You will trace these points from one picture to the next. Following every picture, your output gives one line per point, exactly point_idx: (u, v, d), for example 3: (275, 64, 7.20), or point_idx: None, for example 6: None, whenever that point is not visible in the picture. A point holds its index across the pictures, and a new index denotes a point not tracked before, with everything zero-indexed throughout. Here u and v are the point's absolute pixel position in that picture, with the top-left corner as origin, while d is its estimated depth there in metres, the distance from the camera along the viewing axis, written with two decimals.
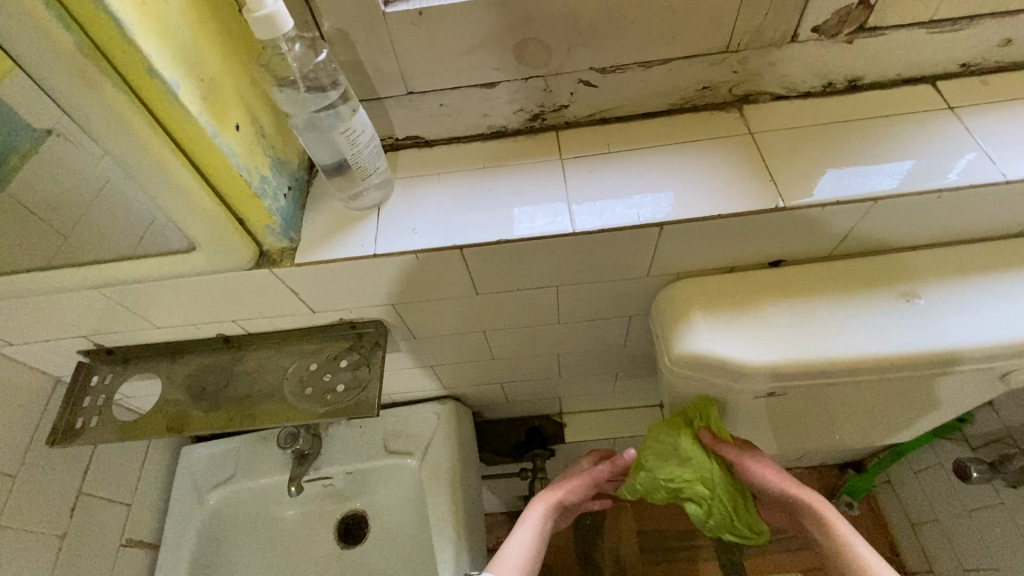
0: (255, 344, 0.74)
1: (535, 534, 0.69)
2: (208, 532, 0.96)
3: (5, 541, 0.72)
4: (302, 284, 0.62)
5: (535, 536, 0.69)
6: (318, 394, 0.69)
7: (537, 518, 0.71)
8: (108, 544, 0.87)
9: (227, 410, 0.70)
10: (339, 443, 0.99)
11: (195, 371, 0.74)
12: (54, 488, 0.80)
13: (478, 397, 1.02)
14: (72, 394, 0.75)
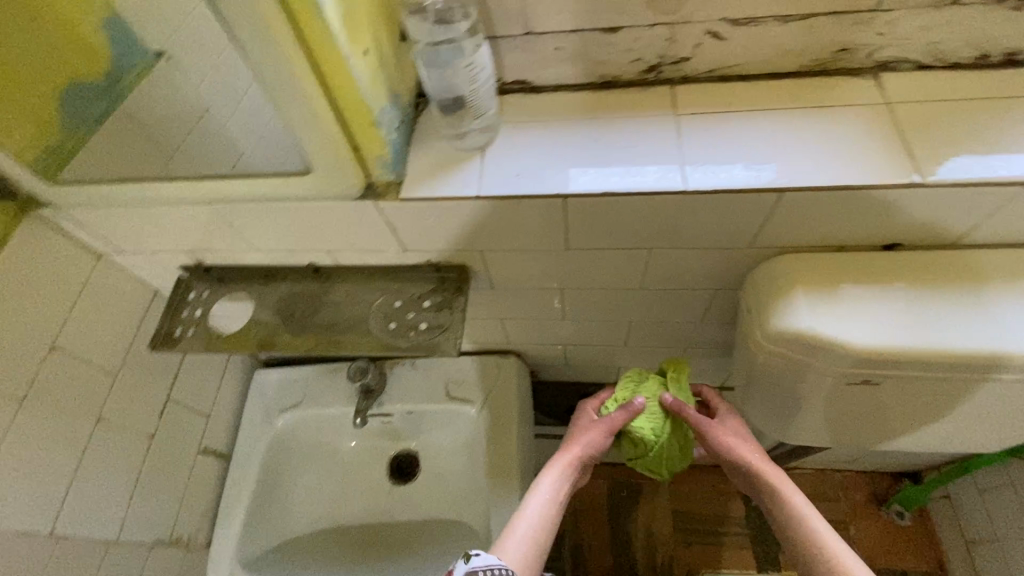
0: (343, 277, 0.77)
1: (547, 505, 0.68)
2: (276, 448, 1.03)
3: (107, 431, 0.79)
4: (400, 219, 0.63)
5: (546, 504, 0.68)
6: (402, 331, 0.72)
7: (548, 486, 0.70)
8: (189, 448, 0.94)
9: (315, 335, 0.73)
10: (402, 383, 1.03)
11: (285, 296, 0.77)
12: (148, 390, 0.85)
13: (539, 357, 1.03)
14: (172, 304, 0.80)
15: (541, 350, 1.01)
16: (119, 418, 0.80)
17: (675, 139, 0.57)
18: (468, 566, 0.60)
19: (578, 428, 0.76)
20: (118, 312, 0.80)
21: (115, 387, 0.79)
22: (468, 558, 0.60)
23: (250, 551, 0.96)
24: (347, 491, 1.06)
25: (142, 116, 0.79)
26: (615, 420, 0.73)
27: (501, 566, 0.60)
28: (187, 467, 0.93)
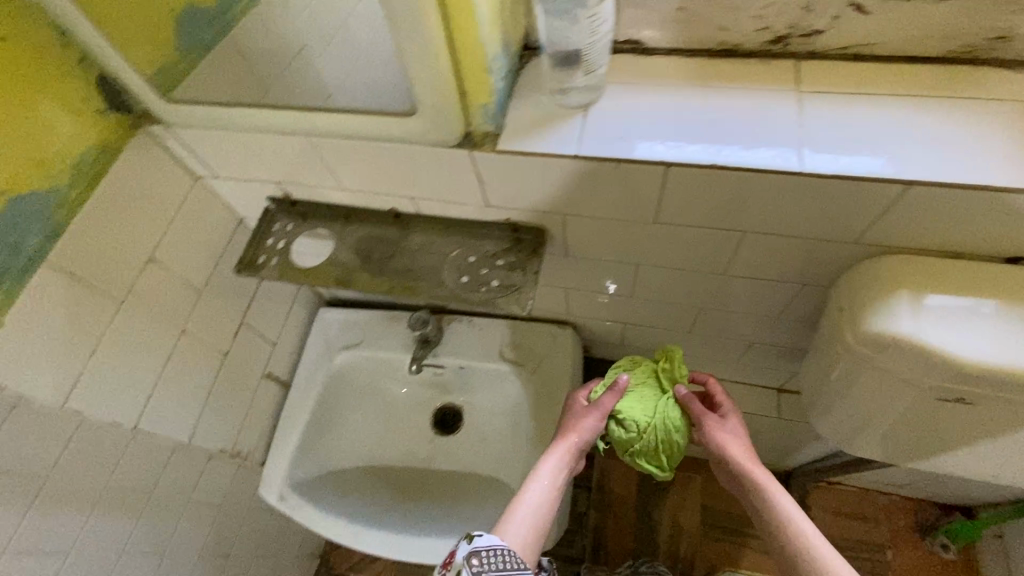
0: (421, 226, 0.78)
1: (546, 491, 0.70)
2: (332, 383, 1.08)
3: (189, 342, 0.83)
4: (491, 172, 0.62)
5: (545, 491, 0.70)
6: (475, 285, 0.72)
7: (545, 473, 0.71)
8: (255, 371, 0.99)
9: (390, 278, 0.75)
10: (458, 338, 1.05)
11: (364, 237, 0.79)
12: (226, 311, 0.90)
13: (596, 333, 1.02)
14: (257, 233, 0.83)
15: (599, 327, 0.99)
16: (200, 334, 0.85)
17: (795, 114, 0.55)
18: (470, 546, 0.64)
19: (570, 415, 0.76)
20: (208, 235, 0.84)
21: (199, 305, 0.84)
22: (471, 539, 0.64)
23: (301, 476, 1.01)
24: (393, 435, 1.11)
25: (247, 45, 0.81)
26: (606, 405, 0.73)
27: (502, 547, 0.63)
28: (252, 390, 0.99)
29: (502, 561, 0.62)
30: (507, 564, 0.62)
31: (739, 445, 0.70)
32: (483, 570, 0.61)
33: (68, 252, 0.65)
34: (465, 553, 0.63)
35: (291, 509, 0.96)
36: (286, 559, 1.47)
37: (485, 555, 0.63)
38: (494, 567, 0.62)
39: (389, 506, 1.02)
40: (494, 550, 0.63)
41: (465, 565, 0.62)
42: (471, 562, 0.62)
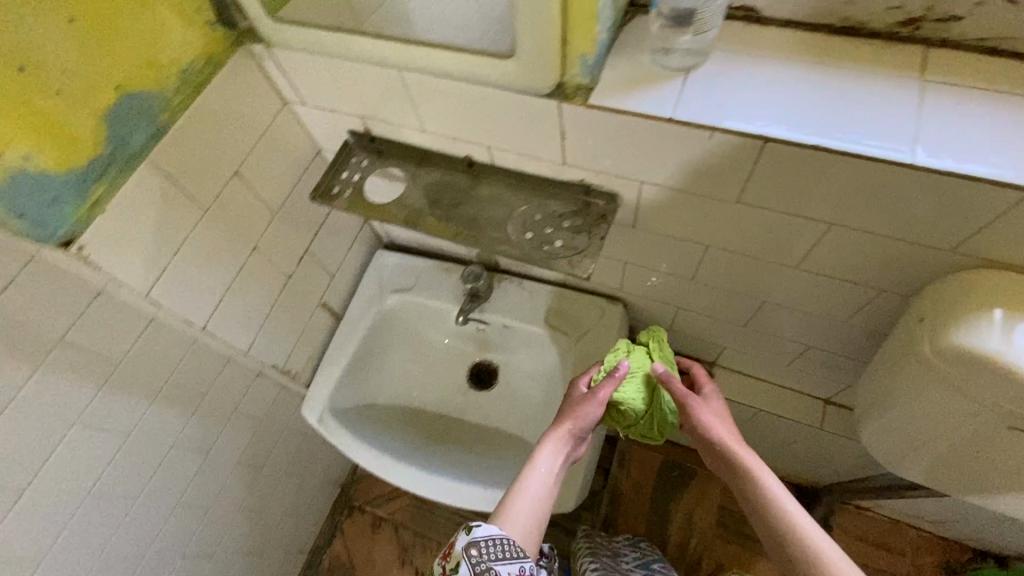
0: (491, 178, 0.78)
1: (546, 482, 0.77)
2: (380, 322, 1.11)
3: (258, 260, 0.87)
4: (577, 129, 0.62)
5: (544, 482, 0.77)
6: (538, 244, 0.72)
7: (544, 464, 0.78)
8: (311, 299, 1.03)
9: (455, 225, 0.76)
10: (506, 298, 1.05)
11: (435, 181, 0.80)
12: (294, 236, 0.93)
13: (644, 314, 1.01)
14: (333, 165, 0.86)
15: (648, 308, 0.98)
16: (269, 253, 0.88)
17: (914, 104, 0.52)
18: (469, 536, 0.69)
19: (567, 406, 0.83)
20: (286, 160, 0.87)
21: (271, 226, 0.87)
22: (470, 531, 0.69)
23: (341, 405, 1.06)
24: (429, 382, 1.14)
25: None
26: (603, 395, 0.80)
27: (501, 538, 0.69)
28: (307, 316, 1.03)
29: (500, 550, 0.68)
30: (505, 554, 0.68)
31: (723, 426, 0.76)
32: (484, 560, 0.67)
33: (166, 152, 0.68)
34: (464, 544, 0.68)
35: (328, 433, 1.00)
36: (310, 483, 1.56)
37: (483, 546, 0.68)
38: (493, 557, 0.67)
39: (419, 447, 1.06)
40: (493, 540, 0.68)
41: (465, 556, 0.67)
42: (471, 554, 0.67)
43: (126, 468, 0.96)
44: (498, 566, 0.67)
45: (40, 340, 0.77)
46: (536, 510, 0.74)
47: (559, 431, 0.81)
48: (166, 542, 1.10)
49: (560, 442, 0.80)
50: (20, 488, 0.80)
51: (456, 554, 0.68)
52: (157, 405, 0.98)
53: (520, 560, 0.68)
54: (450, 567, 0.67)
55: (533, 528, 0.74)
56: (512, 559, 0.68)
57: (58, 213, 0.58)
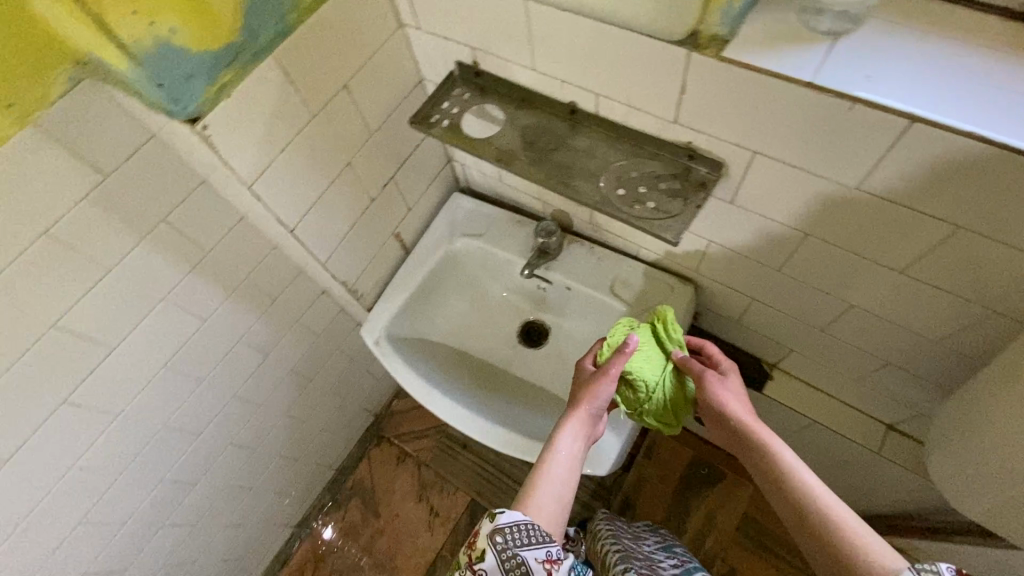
0: (592, 128, 0.76)
1: (565, 463, 0.77)
2: (445, 263, 1.13)
3: (349, 177, 0.89)
4: (701, 85, 0.59)
5: (564, 462, 0.77)
6: (629, 202, 0.70)
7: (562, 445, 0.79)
8: (386, 228, 1.05)
9: (548, 169, 0.75)
10: (574, 259, 1.02)
11: (534, 123, 0.78)
12: (384, 162, 0.95)
13: (712, 302, 0.98)
14: (434, 94, 0.84)
15: (719, 296, 0.94)
16: (359, 173, 0.90)
17: None
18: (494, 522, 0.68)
19: (580, 386, 0.84)
20: (390, 83, 0.87)
21: (365, 146, 0.89)
22: (495, 519, 0.69)
23: (397, 333, 1.09)
24: (482, 329, 1.16)
25: None
26: (614, 373, 0.80)
27: (525, 523, 0.68)
28: (380, 244, 1.05)
29: (525, 535, 0.67)
30: (531, 539, 0.67)
31: (738, 401, 0.76)
32: (510, 547, 0.66)
33: (289, 52, 0.70)
34: (489, 531, 0.68)
35: (382, 355, 1.04)
36: (348, 407, 1.64)
37: (508, 533, 0.67)
38: (518, 543, 0.67)
39: (463, 388, 1.08)
40: (517, 527, 0.68)
41: (490, 542, 0.67)
42: (498, 541, 0.67)
43: (199, 352, 1.02)
44: (523, 552, 0.66)
45: (148, 215, 0.82)
46: (558, 492, 0.74)
47: (575, 412, 0.81)
48: (220, 429, 1.18)
49: (576, 422, 0.80)
50: (112, 347, 0.87)
51: (482, 541, 0.68)
52: (233, 301, 1.03)
53: (547, 544, 0.67)
54: (477, 558, 0.67)
55: (559, 509, 0.73)
56: (537, 544, 0.67)
57: (191, 88, 0.61)
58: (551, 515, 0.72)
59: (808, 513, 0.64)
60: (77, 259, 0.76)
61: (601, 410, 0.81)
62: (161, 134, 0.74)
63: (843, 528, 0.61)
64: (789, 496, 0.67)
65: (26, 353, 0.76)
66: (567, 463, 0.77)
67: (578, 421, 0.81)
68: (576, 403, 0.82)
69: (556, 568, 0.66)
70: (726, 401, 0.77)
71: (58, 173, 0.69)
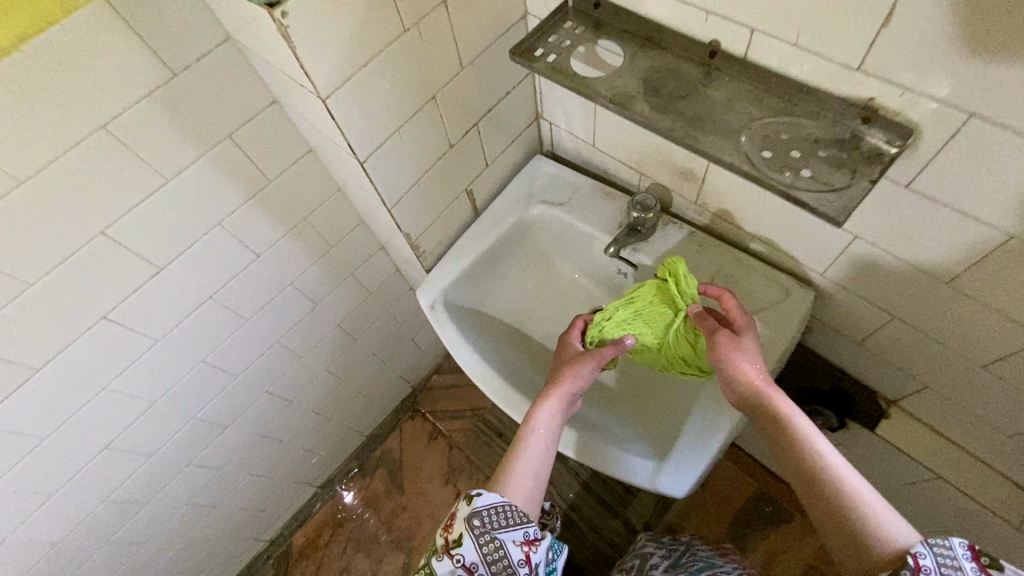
0: (732, 77, 0.61)
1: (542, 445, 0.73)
2: (516, 232, 1.00)
3: (433, 114, 0.77)
4: (914, 13, 0.45)
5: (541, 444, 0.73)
6: (778, 167, 0.55)
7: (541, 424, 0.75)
8: (460, 182, 0.93)
9: (673, 118, 0.60)
10: (669, 243, 0.87)
11: (659, 66, 0.64)
12: (471, 105, 0.83)
13: (833, 315, 0.81)
14: (542, 25, 0.71)
15: (846, 308, 0.78)
16: (443, 111, 0.79)
17: None
18: (472, 506, 0.67)
19: (563, 364, 0.78)
20: (492, 8, 0.75)
21: (454, 81, 0.77)
22: (472, 502, 0.67)
23: (454, 300, 0.98)
24: (547, 309, 1.03)
25: None
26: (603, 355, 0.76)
27: (503, 505, 0.67)
28: (451, 200, 0.94)
29: (503, 518, 0.66)
30: (509, 521, 0.66)
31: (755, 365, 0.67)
32: (487, 530, 0.65)
33: None
34: (467, 514, 0.67)
35: (436, 320, 0.95)
36: (387, 374, 1.56)
37: (485, 516, 0.66)
38: (495, 526, 0.66)
39: (520, 370, 0.96)
40: (495, 509, 0.67)
41: (468, 527, 0.66)
42: (475, 526, 0.65)
43: (247, 290, 0.96)
44: (501, 534, 0.66)
45: (213, 128, 0.74)
46: (534, 474, 0.71)
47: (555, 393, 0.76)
48: (258, 374, 1.12)
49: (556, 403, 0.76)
50: (158, 268, 0.81)
51: (459, 525, 0.67)
52: (288, 240, 0.96)
53: (525, 525, 0.67)
54: (455, 541, 0.66)
55: (537, 492, 0.71)
56: (516, 525, 0.66)
57: None
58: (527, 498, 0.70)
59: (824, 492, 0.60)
60: (134, 165, 0.69)
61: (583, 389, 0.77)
62: (236, 33, 0.66)
63: (862, 509, 0.57)
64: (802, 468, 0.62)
65: (69, 260, 0.71)
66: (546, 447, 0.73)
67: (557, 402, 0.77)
68: (555, 382, 0.78)
69: (535, 549, 0.66)
70: (740, 363, 0.69)
71: (123, 63, 0.62)
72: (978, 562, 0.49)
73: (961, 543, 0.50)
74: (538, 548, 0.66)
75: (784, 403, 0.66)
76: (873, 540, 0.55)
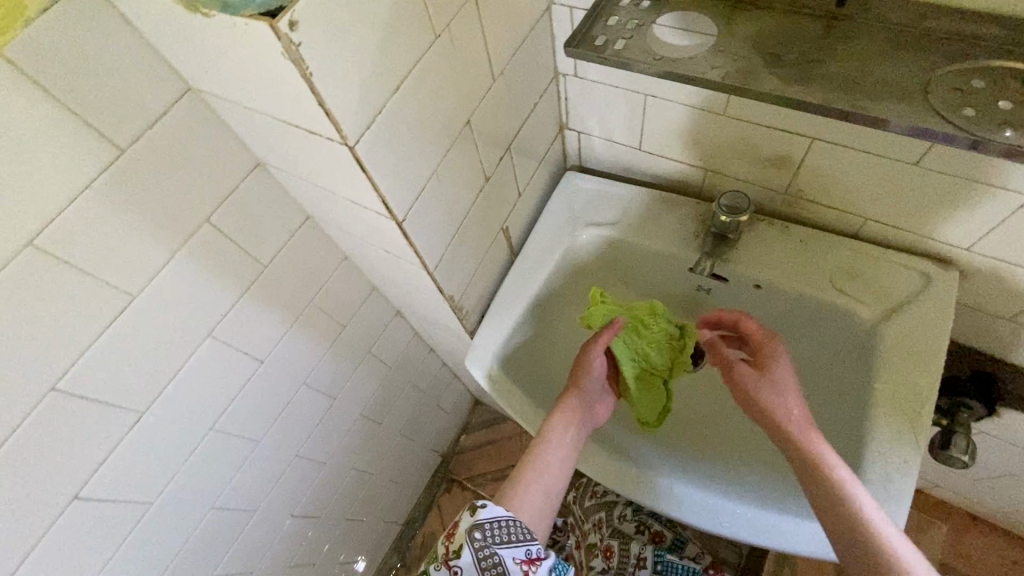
0: (872, 26, 0.48)
1: (552, 458, 0.69)
2: (566, 265, 0.83)
3: (467, 142, 0.61)
4: None
5: (548, 457, 0.69)
6: (995, 124, 0.41)
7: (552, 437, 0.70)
8: (496, 220, 0.77)
9: (820, 87, 0.45)
10: (762, 245, 0.73)
11: (768, 29, 0.50)
12: (502, 125, 0.67)
13: (980, 293, 0.68)
14: (593, 9, 0.56)
15: (1003, 283, 0.65)
16: (476, 137, 0.62)
17: None
18: (472, 519, 0.60)
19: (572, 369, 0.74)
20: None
21: (485, 98, 0.61)
22: (474, 512, 0.60)
23: (512, 363, 0.80)
24: None
25: None
26: (593, 362, 0.72)
27: (507, 518, 0.61)
28: (488, 244, 0.77)
29: (505, 532, 0.59)
30: (512, 536, 0.59)
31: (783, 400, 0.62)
32: (488, 544, 0.58)
33: None
34: (467, 526, 0.59)
35: (499, 393, 0.76)
36: (417, 450, 1.35)
37: (487, 529, 0.59)
38: (496, 540, 0.59)
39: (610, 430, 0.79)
40: (498, 522, 0.60)
41: (466, 539, 0.59)
42: (474, 539, 0.58)
43: (254, 407, 0.75)
44: (502, 551, 0.58)
45: (185, 213, 0.55)
46: (543, 488, 0.69)
47: (568, 403, 0.71)
48: (279, 498, 0.91)
49: (571, 418, 0.71)
50: (139, 413, 0.60)
51: (458, 538, 0.59)
52: (295, 332, 0.76)
53: (528, 543, 0.60)
54: (451, 553, 0.59)
55: (544, 506, 0.69)
56: (518, 542, 0.59)
57: None
58: (535, 512, 0.68)
59: (861, 544, 0.52)
60: (81, 287, 0.49)
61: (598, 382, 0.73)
62: (202, 81, 0.48)
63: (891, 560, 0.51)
64: (830, 513, 0.55)
65: (13, 436, 0.50)
66: (562, 463, 0.69)
67: (575, 413, 0.71)
68: (569, 390, 0.72)
69: (535, 569, 0.58)
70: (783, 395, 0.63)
71: (45, 146, 0.43)
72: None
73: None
74: (541, 569, 0.58)
75: (817, 440, 0.60)
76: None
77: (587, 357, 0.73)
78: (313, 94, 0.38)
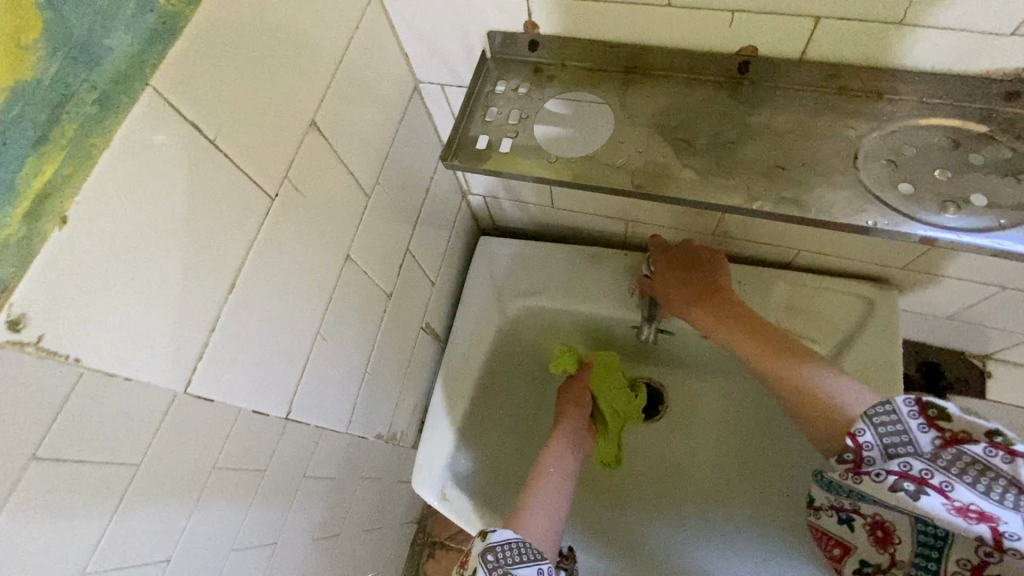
0: (781, 88, 0.41)
1: (558, 478, 0.59)
2: (501, 346, 0.75)
3: (354, 275, 0.50)
4: None
5: (554, 475, 0.59)
6: (936, 204, 0.36)
7: (553, 457, 0.61)
8: (413, 322, 0.67)
9: (742, 177, 0.39)
10: None
11: (671, 105, 0.43)
12: (394, 231, 0.57)
13: (918, 299, 0.66)
14: (465, 99, 0.47)
15: (941, 292, 0.63)
16: (363, 261, 0.52)
17: None
18: (485, 543, 0.49)
19: (559, 406, 0.69)
20: (378, 96, 0.49)
21: (363, 217, 0.50)
22: (486, 535, 0.49)
23: (466, 471, 0.71)
24: None
25: None
26: (579, 392, 0.69)
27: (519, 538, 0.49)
28: (409, 352, 0.67)
29: (519, 553, 0.48)
30: (526, 556, 0.48)
31: (673, 299, 0.62)
32: (502, 566, 0.47)
33: (195, 57, 0.30)
34: (479, 550, 0.49)
35: (460, 515, 0.67)
36: (387, 534, 1.25)
37: (502, 550, 0.48)
38: (511, 561, 0.48)
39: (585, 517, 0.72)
40: (513, 542, 0.49)
41: (478, 564, 0.48)
42: (486, 562, 0.47)
43: None
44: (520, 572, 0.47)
45: None
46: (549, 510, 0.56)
47: (565, 425, 0.65)
48: None
49: (569, 440, 0.64)
50: None
51: (472, 563, 0.49)
52: None
53: (540, 561, 0.49)
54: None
55: (551, 530, 0.55)
56: (532, 561, 0.48)
57: None
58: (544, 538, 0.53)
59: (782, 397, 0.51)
60: None
61: (584, 423, 0.66)
62: None
63: (829, 403, 0.46)
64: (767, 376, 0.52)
65: None
66: (567, 478, 0.60)
67: (569, 437, 0.65)
68: (562, 419, 0.66)
69: None
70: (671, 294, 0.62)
71: None
72: (926, 419, 0.33)
73: (904, 398, 0.33)
74: None
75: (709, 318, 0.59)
76: (836, 430, 0.44)
77: (573, 394, 0.69)
78: (88, 368, 0.28)
